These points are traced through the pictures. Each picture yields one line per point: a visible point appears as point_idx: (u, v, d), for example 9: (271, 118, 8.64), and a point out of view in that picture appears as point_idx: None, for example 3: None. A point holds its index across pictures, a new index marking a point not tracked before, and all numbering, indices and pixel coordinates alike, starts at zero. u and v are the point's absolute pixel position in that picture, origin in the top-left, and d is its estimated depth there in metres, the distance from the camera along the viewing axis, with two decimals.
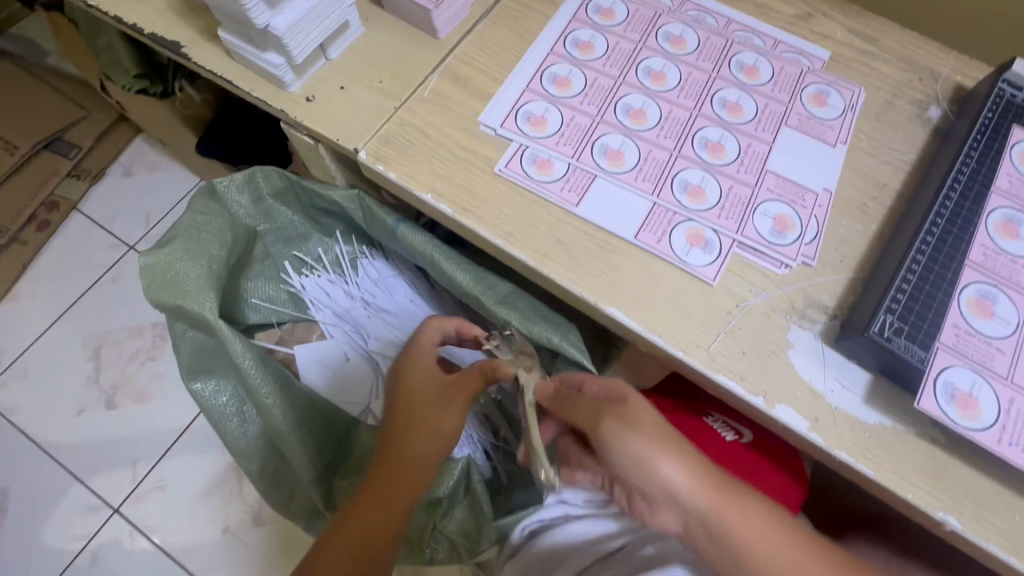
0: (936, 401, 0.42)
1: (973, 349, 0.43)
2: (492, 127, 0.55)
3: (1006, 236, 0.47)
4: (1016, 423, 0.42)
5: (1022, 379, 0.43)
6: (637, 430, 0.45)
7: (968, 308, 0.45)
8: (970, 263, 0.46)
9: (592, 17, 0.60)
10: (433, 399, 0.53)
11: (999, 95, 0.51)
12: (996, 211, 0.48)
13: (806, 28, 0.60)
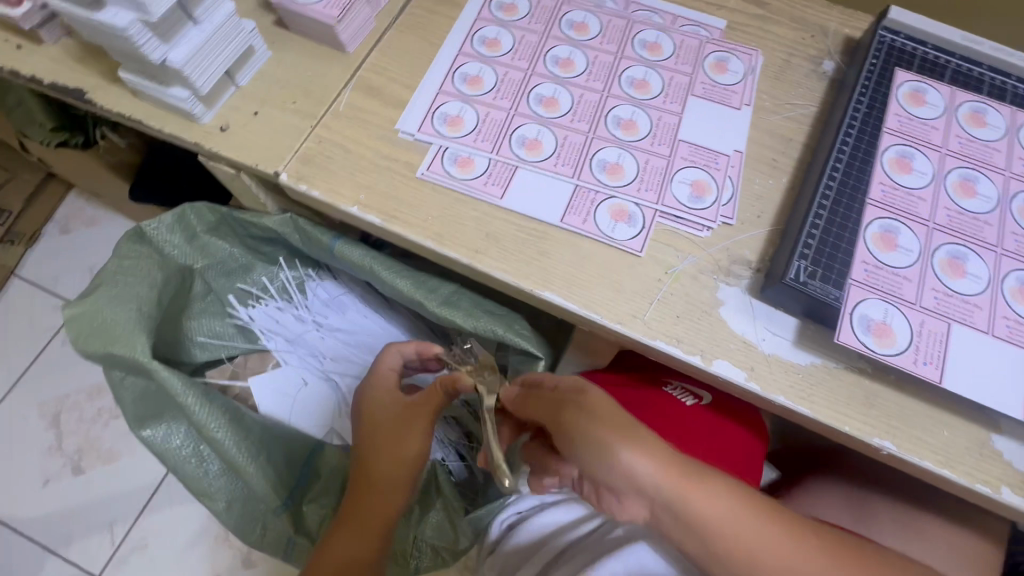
0: (852, 334, 0.43)
1: (882, 281, 0.44)
2: (409, 133, 0.55)
3: (901, 171, 0.49)
4: (930, 344, 0.43)
5: (932, 302, 0.44)
6: (595, 420, 0.43)
7: (873, 243, 0.45)
8: (871, 202, 0.47)
9: (495, 13, 0.61)
10: (388, 420, 0.53)
11: (878, 43, 0.55)
12: (888, 149, 0.50)
13: (702, 0, 0.63)
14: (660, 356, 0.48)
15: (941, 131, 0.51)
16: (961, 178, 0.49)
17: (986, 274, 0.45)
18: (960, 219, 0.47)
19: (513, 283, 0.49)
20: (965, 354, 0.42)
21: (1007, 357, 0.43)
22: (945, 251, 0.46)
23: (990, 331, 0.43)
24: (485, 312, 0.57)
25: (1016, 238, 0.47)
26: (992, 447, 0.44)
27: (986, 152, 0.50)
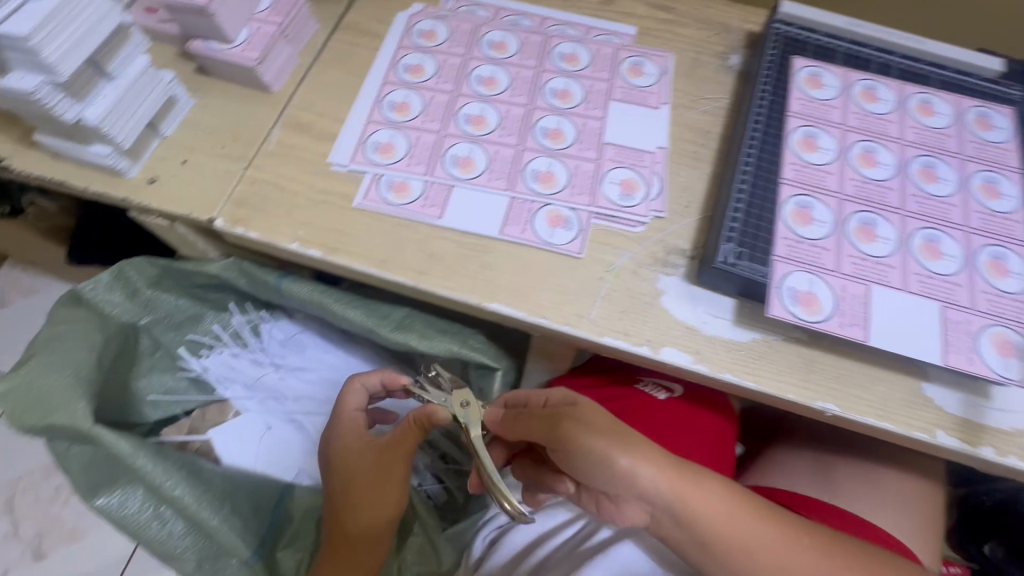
0: (782, 306, 0.45)
1: (802, 254, 0.47)
2: (343, 164, 0.56)
3: (808, 149, 0.52)
4: (853, 306, 0.45)
5: (850, 268, 0.47)
6: (595, 431, 0.45)
7: (790, 219, 0.48)
8: (785, 181, 0.50)
9: (417, 42, 0.63)
10: (365, 457, 0.53)
11: (774, 35, 0.59)
12: (794, 131, 0.53)
13: (612, 11, 0.67)
14: (611, 351, 0.50)
15: (840, 109, 0.54)
16: (862, 150, 0.52)
17: (895, 235, 0.48)
18: (866, 188, 0.51)
19: (460, 300, 0.50)
20: (885, 311, 0.45)
21: (923, 309, 0.46)
22: (856, 218, 0.49)
23: (905, 287, 0.46)
24: (440, 330, 0.57)
25: (917, 199, 0.50)
26: (923, 394, 0.47)
27: (881, 124, 0.54)
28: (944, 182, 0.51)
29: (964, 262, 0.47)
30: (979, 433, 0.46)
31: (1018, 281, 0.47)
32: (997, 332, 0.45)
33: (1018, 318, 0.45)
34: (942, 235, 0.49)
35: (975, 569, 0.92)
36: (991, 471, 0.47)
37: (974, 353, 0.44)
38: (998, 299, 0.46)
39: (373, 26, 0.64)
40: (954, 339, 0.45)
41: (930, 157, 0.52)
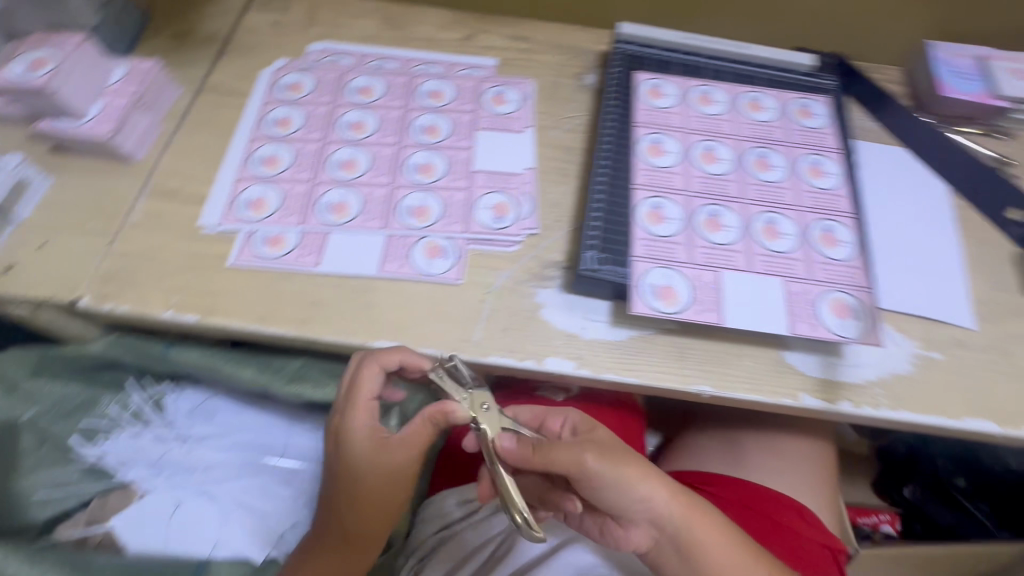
0: (643, 302, 0.48)
1: (658, 252, 0.51)
2: (214, 225, 0.55)
3: (655, 155, 0.57)
4: (706, 293, 0.49)
5: (701, 258, 0.51)
6: (615, 460, 0.46)
7: (644, 221, 0.52)
8: (637, 186, 0.54)
9: (283, 95, 0.64)
10: (379, 455, 0.48)
11: (617, 54, 0.64)
12: (643, 139, 0.57)
13: (473, 45, 0.71)
14: (499, 369, 0.51)
15: (681, 114, 0.59)
16: (704, 149, 0.57)
17: (738, 222, 0.53)
18: (711, 183, 0.55)
19: (345, 343, 0.51)
20: (735, 293, 0.49)
21: (768, 286, 0.50)
22: (703, 212, 0.53)
23: (751, 268, 0.51)
24: (335, 375, 0.57)
25: (755, 187, 0.55)
26: (785, 362, 0.51)
27: (718, 123, 0.59)
28: (776, 169, 0.57)
29: (799, 238, 0.52)
30: (836, 389, 0.50)
31: (845, 249, 0.52)
32: (834, 297, 0.50)
33: (850, 282, 0.50)
34: (779, 217, 0.54)
35: (901, 513, 0.98)
36: (854, 423, 0.51)
37: (816, 319, 0.49)
38: (832, 267, 0.51)
39: (238, 85, 0.65)
40: (798, 310, 0.49)
41: (763, 148, 0.58)
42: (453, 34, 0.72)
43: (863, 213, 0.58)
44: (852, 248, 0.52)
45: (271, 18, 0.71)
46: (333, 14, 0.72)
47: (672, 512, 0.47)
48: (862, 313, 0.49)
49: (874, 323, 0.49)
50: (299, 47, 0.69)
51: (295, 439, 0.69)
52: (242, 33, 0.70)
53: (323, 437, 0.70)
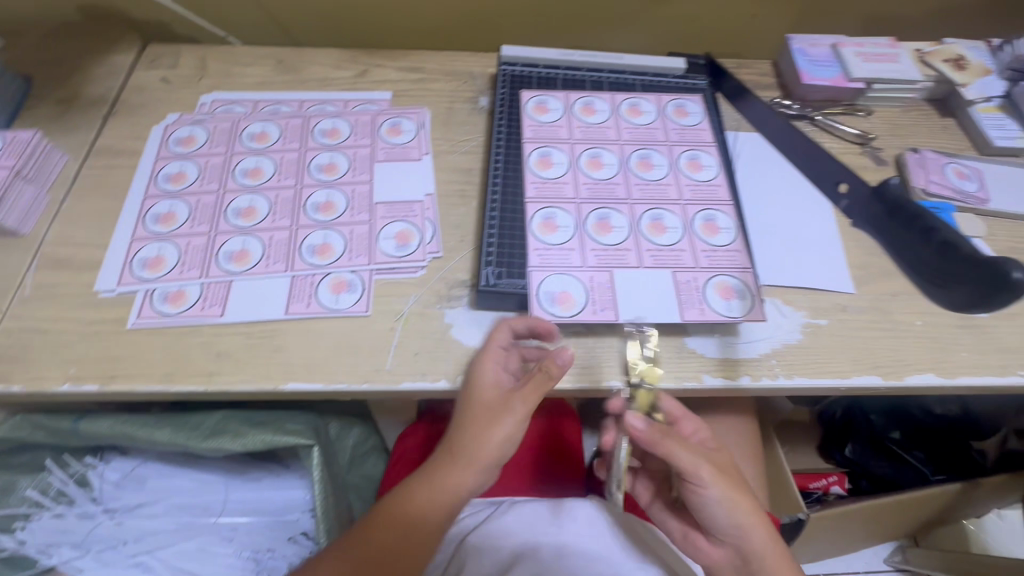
0: (541, 309, 0.50)
1: (552, 260, 0.53)
2: (110, 289, 0.54)
3: (544, 167, 0.59)
4: (601, 293, 0.52)
5: (594, 261, 0.53)
6: (727, 481, 0.47)
7: (538, 232, 0.54)
8: (529, 200, 0.57)
9: (175, 150, 0.64)
10: (494, 409, 0.48)
11: (502, 75, 0.68)
12: (532, 153, 0.60)
13: (368, 81, 0.73)
14: (416, 394, 0.52)
15: (567, 126, 0.63)
16: (591, 156, 0.60)
17: (626, 222, 0.56)
18: (599, 188, 0.58)
19: (255, 390, 0.50)
20: (628, 290, 0.52)
21: (658, 279, 0.53)
22: (593, 216, 0.56)
23: (641, 264, 0.54)
24: (254, 424, 0.57)
25: (640, 187, 0.59)
26: (687, 347, 0.54)
27: (601, 131, 0.63)
28: (658, 167, 0.60)
29: (683, 230, 0.56)
30: (735, 366, 0.53)
31: (726, 235, 0.56)
32: (720, 281, 0.53)
33: (733, 265, 0.54)
34: (664, 213, 0.57)
35: (849, 472, 1.00)
36: (758, 395, 0.54)
37: (704, 304, 0.52)
38: (715, 253, 0.55)
39: (128, 144, 0.65)
40: (687, 298, 0.52)
41: (644, 149, 0.61)
42: (347, 71, 0.74)
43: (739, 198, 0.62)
44: (732, 233, 0.56)
45: (160, 74, 0.72)
46: (224, 65, 0.73)
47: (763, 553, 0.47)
48: (746, 292, 0.53)
49: (758, 300, 0.53)
50: (191, 100, 0.69)
51: (232, 494, 0.68)
52: (130, 92, 0.70)
53: (261, 488, 0.69)
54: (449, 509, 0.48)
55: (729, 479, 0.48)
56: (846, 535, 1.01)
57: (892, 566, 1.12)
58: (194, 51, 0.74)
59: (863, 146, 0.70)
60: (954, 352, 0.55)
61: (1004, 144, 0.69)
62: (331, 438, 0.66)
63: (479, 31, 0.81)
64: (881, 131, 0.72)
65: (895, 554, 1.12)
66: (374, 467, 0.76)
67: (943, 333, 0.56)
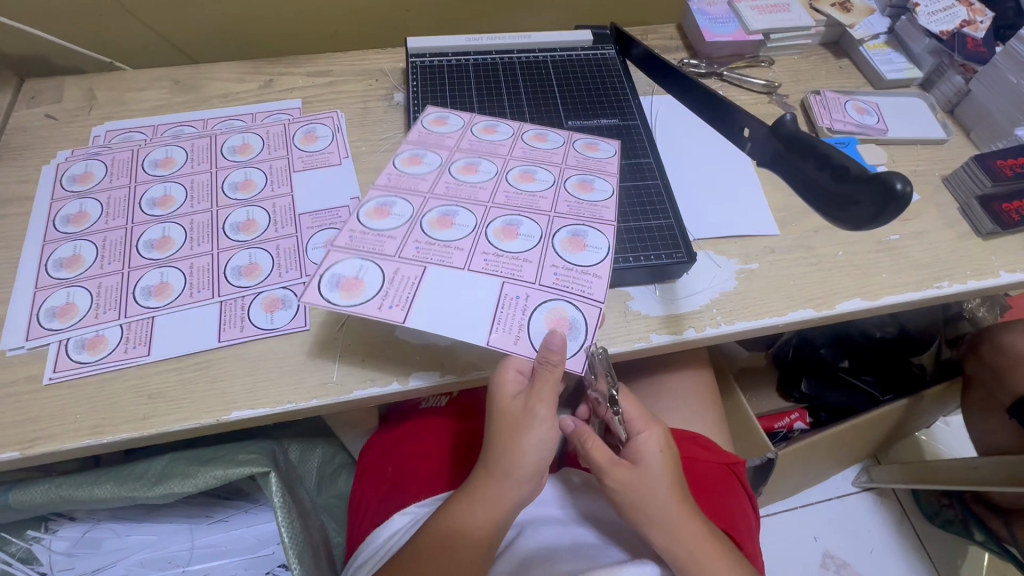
0: (315, 291, 0.43)
1: (363, 244, 0.46)
2: (18, 346, 0.50)
3: (412, 164, 0.53)
4: (398, 288, 0.44)
5: (410, 252, 0.46)
6: (638, 488, 0.47)
7: (365, 215, 0.48)
8: (376, 187, 0.50)
9: (71, 188, 0.59)
10: (520, 421, 0.43)
11: (412, 67, 0.67)
12: (402, 154, 0.53)
13: (275, 91, 0.70)
14: (369, 401, 0.51)
15: (457, 140, 0.56)
16: (470, 162, 0.53)
17: (473, 221, 0.49)
18: (460, 189, 0.51)
19: (194, 427, 0.48)
20: (433, 291, 0.44)
21: (482, 287, 0.45)
22: (436, 210, 0.49)
23: (468, 267, 0.46)
24: (202, 462, 0.54)
25: (508, 194, 0.51)
26: (631, 310, 0.55)
27: (492, 147, 0.55)
28: (539, 180, 0.52)
29: (539, 240, 0.48)
30: (679, 321, 0.55)
31: (592, 254, 0.47)
32: (557, 309, 0.45)
33: (581, 294, 0.46)
34: (522, 219, 0.49)
35: (807, 406, 1.05)
36: (705, 344, 0.56)
37: (523, 329, 0.44)
38: (567, 273, 0.46)
39: (16, 189, 0.60)
40: (504, 312, 0.45)
41: (530, 164, 0.54)
42: (252, 84, 0.71)
43: (648, 185, 0.60)
44: (592, 265, 0.47)
45: (43, 110, 0.66)
46: (115, 93, 0.69)
47: (675, 552, 0.46)
48: (582, 334, 0.44)
49: (589, 346, 0.44)
50: (83, 134, 0.65)
51: (198, 539, 0.65)
52: (12, 133, 0.64)
53: (226, 530, 0.65)
54: (494, 527, 0.44)
55: (640, 482, 0.47)
56: (815, 465, 1.06)
57: (860, 486, 1.18)
58: (79, 82, 0.69)
59: (770, 95, 0.73)
60: (876, 275, 0.59)
61: (894, 76, 0.74)
62: (293, 463, 0.64)
63: (385, 26, 0.80)
64: (785, 79, 0.75)
65: (861, 475, 1.18)
66: (344, 484, 0.76)
67: (864, 259, 0.60)
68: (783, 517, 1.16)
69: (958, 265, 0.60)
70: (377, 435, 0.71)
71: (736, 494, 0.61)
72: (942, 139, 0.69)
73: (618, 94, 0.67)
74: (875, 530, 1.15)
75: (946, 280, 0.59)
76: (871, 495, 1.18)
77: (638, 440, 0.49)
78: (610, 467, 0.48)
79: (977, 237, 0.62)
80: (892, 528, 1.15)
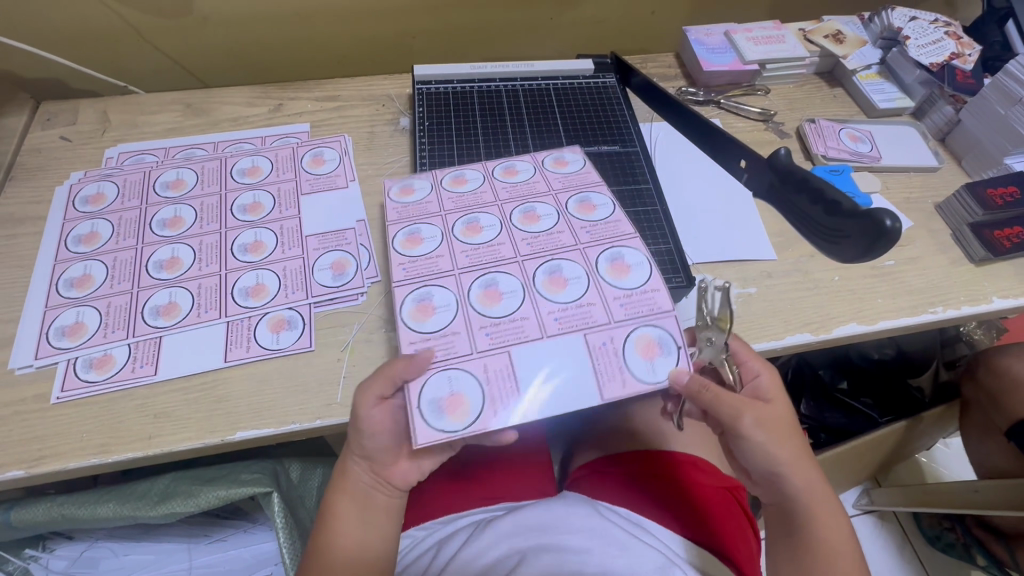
0: (424, 426, 0.43)
1: (439, 351, 0.46)
2: (26, 365, 0.51)
3: (413, 244, 0.52)
4: (499, 384, 0.45)
5: (482, 342, 0.47)
6: (772, 429, 0.46)
7: (413, 318, 0.48)
8: (397, 285, 0.50)
9: (84, 209, 0.61)
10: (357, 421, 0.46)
11: (418, 94, 0.69)
12: (399, 232, 0.53)
13: (284, 115, 0.72)
14: None
15: (439, 201, 0.56)
16: (467, 218, 0.54)
17: (517, 284, 0.50)
18: (483, 250, 0.52)
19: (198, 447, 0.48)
20: (527, 371, 0.45)
21: (567, 346, 0.47)
22: (478, 286, 0.50)
23: (545, 332, 0.47)
24: (205, 482, 0.55)
25: (527, 241, 0.53)
26: None
27: (476, 197, 0.56)
28: (546, 219, 0.54)
29: (587, 277, 0.50)
30: None
31: (638, 271, 0.50)
32: (642, 335, 0.47)
33: (651, 313, 0.48)
34: (561, 263, 0.51)
35: (807, 427, 1.05)
36: None
37: (623, 371, 0.46)
38: (630, 299, 0.49)
39: (30, 210, 0.61)
40: (604, 363, 0.46)
41: (526, 203, 0.55)
42: (262, 108, 0.73)
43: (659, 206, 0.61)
44: (645, 285, 0.50)
45: (58, 132, 0.68)
46: (128, 116, 0.71)
47: (810, 494, 0.47)
48: (672, 342, 0.47)
49: (684, 351, 0.47)
50: (95, 156, 0.66)
51: (196, 559, 0.64)
52: (27, 154, 0.66)
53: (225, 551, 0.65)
54: (360, 520, 0.47)
55: (769, 425, 0.47)
56: None
57: (861, 509, 1.17)
58: (93, 104, 0.71)
59: (766, 123, 0.75)
60: (871, 300, 0.60)
61: (886, 105, 0.76)
62: (295, 483, 0.64)
63: (392, 53, 0.82)
64: (780, 107, 0.77)
65: (861, 498, 1.17)
66: None
67: (859, 284, 0.61)
68: None
69: (951, 291, 0.61)
70: None
71: (738, 523, 0.61)
72: (934, 167, 0.71)
73: (618, 122, 0.69)
74: (877, 554, 1.14)
75: (940, 305, 0.60)
76: (872, 518, 1.17)
77: (754, 381, 0.49)
78: (734, 419, 0.46)
79: (969, 263, 0.63)
80: (894, 551, 1.14)
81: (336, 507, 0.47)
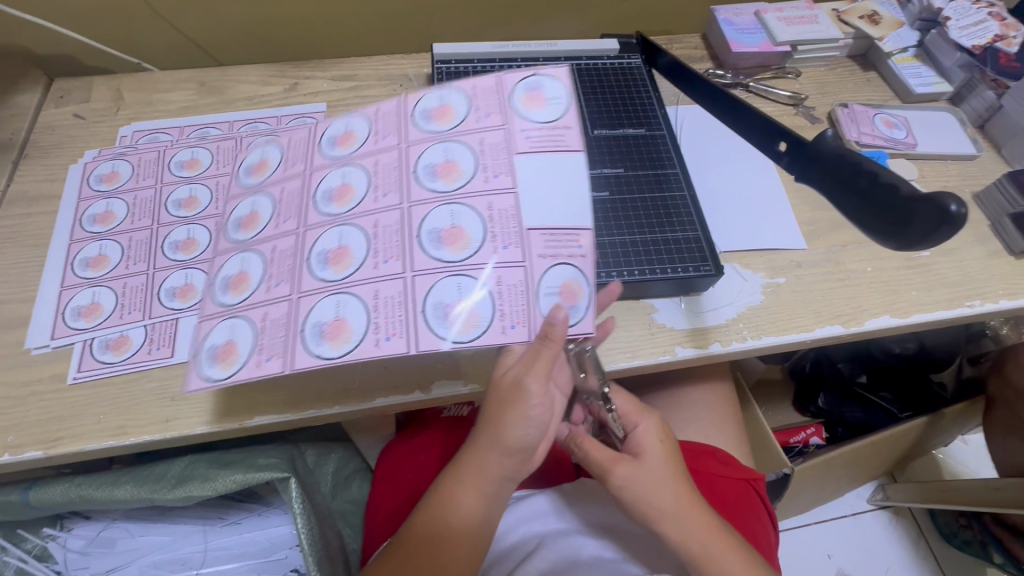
0: (585, 320, 0.44)
1: (521, 302, 0.43)
2: (43, 345, 0.50)
3: (339, 328, 0.42)
4: (562, 244, 0.44)
5: (507, 255, 0.43)
6: (645, 482, 0.47)
7: (469, 329, 0.42)
8: (418, 346, 0.41)
9: (98, 188, 0.60)
10: (500, 397, 0.43)
11: (438, 73, 0.67)
12: (306, 344, 0.42)
13: (300, 94, 0.71)
14: (391, 408, 0.50)
15: (269, 297, 0.44)
16: (317, 263, 0.44)
17: (448, 210, 0.44)
18: (375, 241, 0.44)
19: (217, 430, 0.47)
20: (530, 196, 0.45)
21: (532, 164, 0.46)
22: (431, 247, 0.43)
23: (509, 184, 0.45)
24: (221, 466, 0.54)
25: (377, 192, 0.46)
26: (655, 323, 0.55)
27: (283, 247, 0.46)
28: (353, 182, 0.47)
29: (441, 137, 0.47)
30: (704, 335, 0.54)
31: (438, 96, 0.49)
32: (524, 99, 0.48)
33: (505, 93, 0.48)
34: (425, 162, 0.46)
35: (824, 421, 1.03)
36: (731, 359, 0.55)
37: (564, 126, 0.47)
38: (476, 95, 0.48)
39: (44, 188, 0.60)
40: (552, 141, 0.46)
41: (320, 195, 0.47)
42: (278, 86, 0.71)
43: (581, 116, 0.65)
44: (466, 95, 0.48)
45: (72, 109, 0.67)
46: (142, 94, 0.69)
47: (688, 547, 0.46)
48: (536, 78, 0.48)
49: (534, 70, 0.48)
50: (109, 134, 0.65)
51: (211, 542, 0.64)
52: (40, 131, 0.65)
53: (239, 534, 0.64)
54: (484, 500, 0.44)
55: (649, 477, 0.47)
56: (831, 481, 1.03)
57: (874, 505, 1.16)
58: (107, 81, 0.70)
59: (796, 107, 0.72)
60: (904, 292, 0.58)
61: (924, 90, 0.73)
62: (310, 467, 0.64)
63: (410, 31, 0.80)
64: (811, 91, 0.74)
65: (876, 493, 1.16)
66: (358, 489, 0.75)
67: (892, 275, 0.59)
68: (796, 533, 1.14)
69: (989, 284, 0.59)
70: (393, 439, 0.71)
71: (759, 515, 0.59)
72: (973, 155, 0.68)
73: (644, 104, 0.66)
74: (890, 550, 1.12)
75: (977, 299, 0.58)
76: (887, 513, 1.16)
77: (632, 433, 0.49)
78: (610, 465, 0.48)
79: (1008, 255, 0.61)
80: (908, 547, 1.12)
81: (460, 496, 0.43)
